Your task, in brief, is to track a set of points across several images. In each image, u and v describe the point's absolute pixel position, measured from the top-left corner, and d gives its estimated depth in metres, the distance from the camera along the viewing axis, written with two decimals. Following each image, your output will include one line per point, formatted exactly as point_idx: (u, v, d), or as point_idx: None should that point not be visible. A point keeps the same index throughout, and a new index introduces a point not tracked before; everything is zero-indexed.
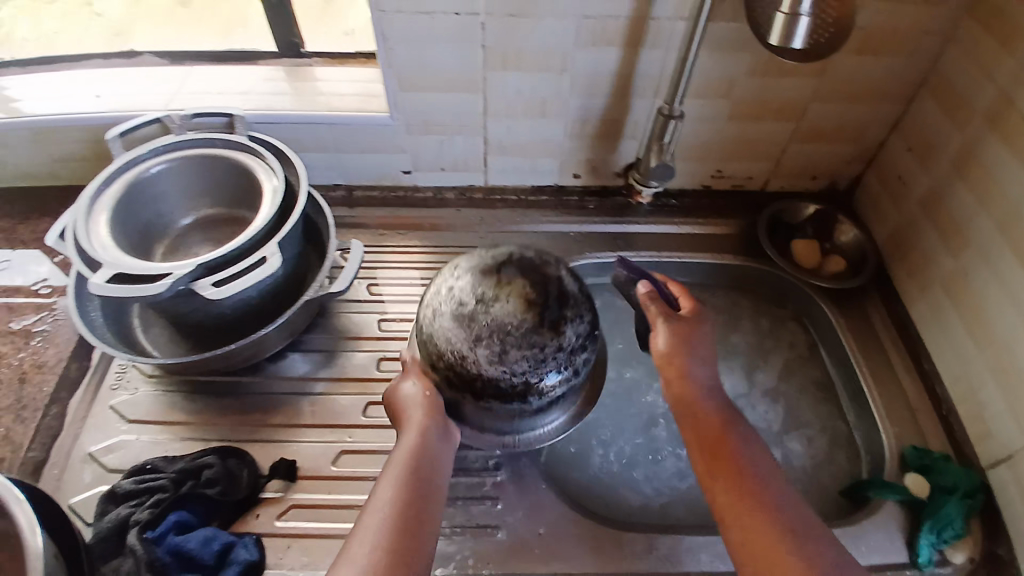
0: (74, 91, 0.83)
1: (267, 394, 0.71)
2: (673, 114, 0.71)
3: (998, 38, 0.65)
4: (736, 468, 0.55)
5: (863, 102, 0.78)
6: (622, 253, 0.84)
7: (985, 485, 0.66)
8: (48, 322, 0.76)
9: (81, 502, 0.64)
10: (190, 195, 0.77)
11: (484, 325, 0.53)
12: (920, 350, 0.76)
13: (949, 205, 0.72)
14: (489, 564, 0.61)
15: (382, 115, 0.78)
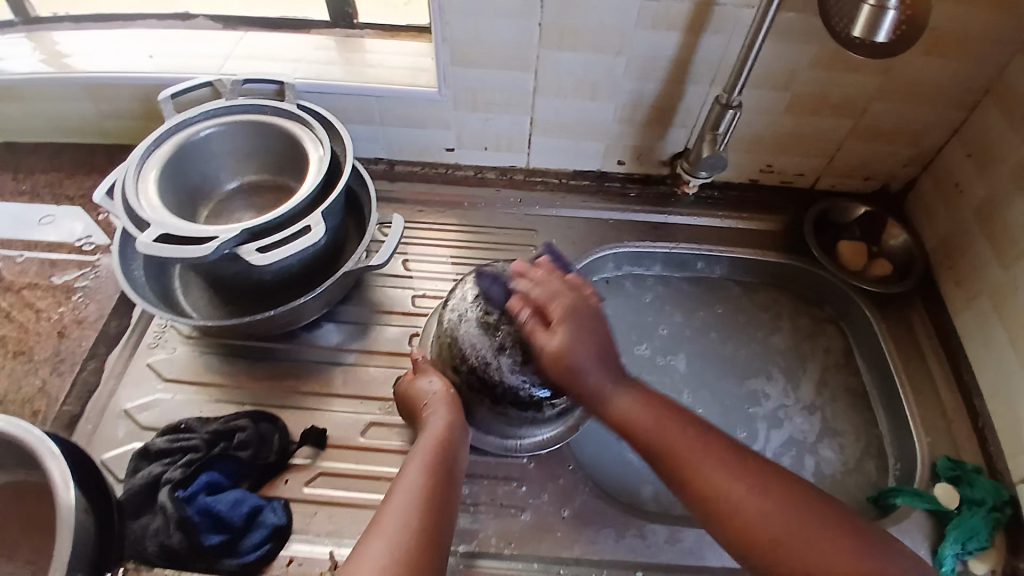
0: (127, 50, 0.84)
1: (300, 361, 0.72)
2: (731, 104, 0.69)
3: None
4: (735, 494, 0.46)
5: (925, 103, 0.74)
6: (662, 243, 0.83)
7: (1013, 499, 0.64)
8: (89, 278, 0.78)
9: (113, 457, 0.65)
10: (236, 160, 0.77)
11: (507, 334, 0.59)
12: (960, 361, 0.73)
13: (1006, 216, 0.69)
14: (510, 544, 0.61)
15: (429, 90, 0.77)
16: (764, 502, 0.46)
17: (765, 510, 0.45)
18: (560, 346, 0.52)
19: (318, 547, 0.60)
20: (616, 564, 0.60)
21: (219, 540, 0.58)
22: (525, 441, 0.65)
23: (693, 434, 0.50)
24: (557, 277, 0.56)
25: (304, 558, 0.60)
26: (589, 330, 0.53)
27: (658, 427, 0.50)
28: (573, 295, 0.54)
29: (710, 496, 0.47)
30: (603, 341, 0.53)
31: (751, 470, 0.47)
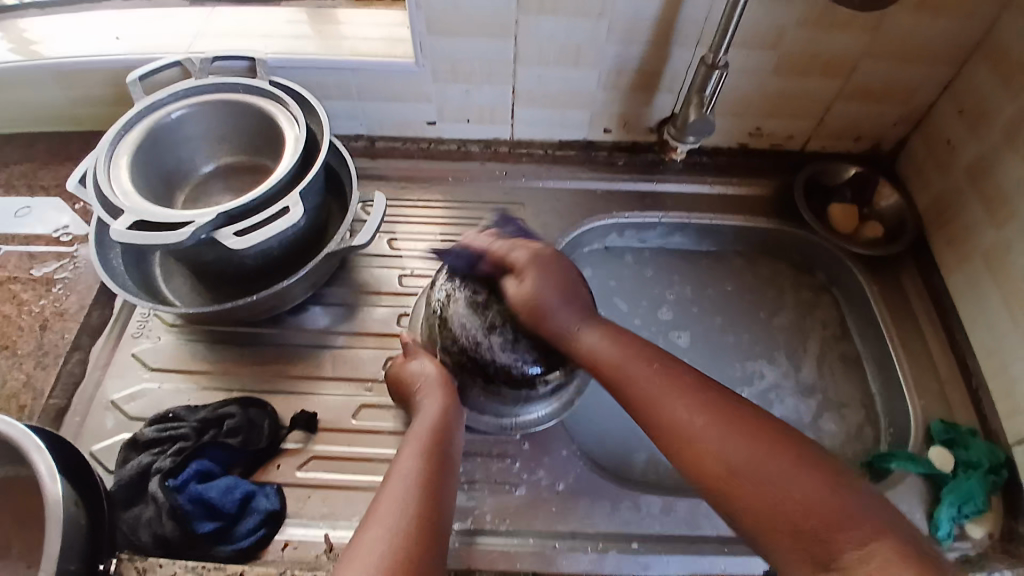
0: (93, 32, 0.81)
1: (288, 345, 0.71)
2: (717, 64, 0.67)
3: None
4: (692, 418, 0.48)
5: (916, 61, 0.73)
6: (651, 213, 0.82)
7: (1009, 462, 0.64)
8: (68, 269, 0.76)
9: (103, 449, 0.65)
10: (211, 141, 0.75)
11: (496, 313, 0.60)
12: (954, 322, 0.73)
13: (997, 175, 0.68)
14: (506, 520, 0.61)
15: (406, 61, 0.75)
16: (720, 428, 0.46)
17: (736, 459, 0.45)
18: (526, 286, 0.58)
19: (313, 531, 0.60)
20: (612, 536, 0.60)
21: (212, 527, 0.57)
22: (522, 420, 0.64)
23: (656, 364, 0.53)
24: (507, 237, 0.63)
25: (299, 542, 0.59)
26: (553, 273, 0.59)
27: (623, 358, 0.54)
28: (533, 250, 0.60)
29: (669, 425, 0.49)
30: (568, 281, 0.60)
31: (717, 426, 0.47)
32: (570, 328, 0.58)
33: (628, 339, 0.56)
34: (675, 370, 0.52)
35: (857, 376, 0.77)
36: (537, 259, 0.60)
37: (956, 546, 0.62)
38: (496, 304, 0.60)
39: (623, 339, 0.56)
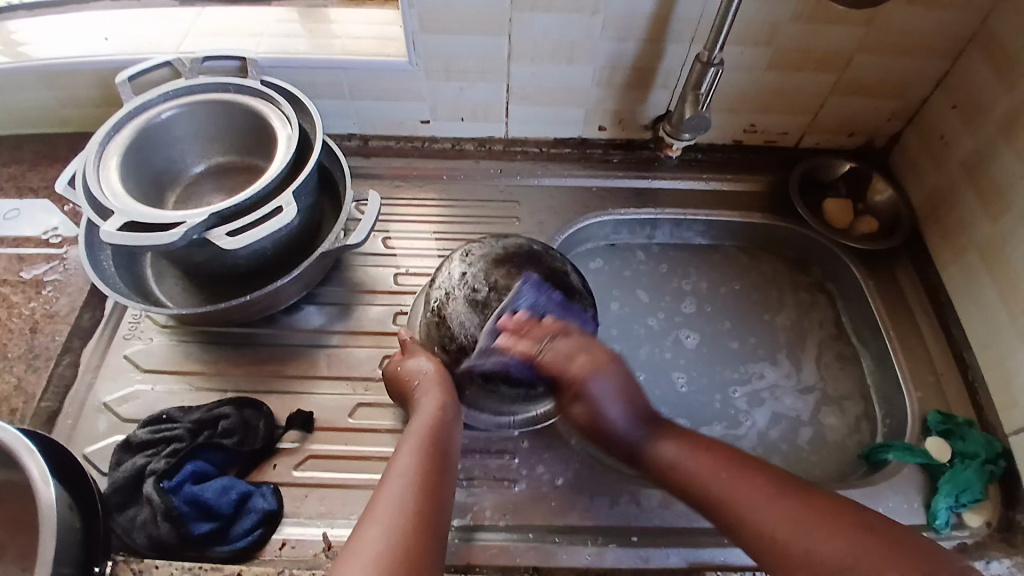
0: (82, 33, 0.81)
1: (283, 345, 0.70)
2: (713, 62, 0.68)
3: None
4: (783, 531, 0.48)
5: (911, 55, 0.73)
6: (645, 210, 0.82)
7: (1006, 452, 0.65)
8: (59, 271, 0.75)
9: (95, 451, 0.64)
10: (202, 141, 0.75)
11: (496, 312, 0.59)
12: (949, 315, 0.74)
13: (992, 168, 0.68)
14: (505, 516, 0.60)
15: (400, 59, 0.75)
16: (825, 534, 0.47)
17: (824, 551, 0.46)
18: (587, 417, 0.59)
19: (310, 529, 0.59)
20: (611, 531, 0.60)
21: (209, 529, 0.57)
22: (519, 417, 0.64)
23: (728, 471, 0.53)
24: (537, 325, 0.58)
25: (296, 540, 0.59)
26: (618, 379, 0.59)
27: (705, 474, 0.54)
28: (588, 355, 0.59)
29: (773, 538, 0.48)
30: (630, 389, 0.60)
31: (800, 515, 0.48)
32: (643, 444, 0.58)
33: (693, 447, 0.56)
34: (752, 475, 0.52)
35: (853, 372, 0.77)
36: (593, 376, 0.58)
37: (954, 535, 0.62)
38: (496, 304, 0.59)
39: (693, 443, 0.57)
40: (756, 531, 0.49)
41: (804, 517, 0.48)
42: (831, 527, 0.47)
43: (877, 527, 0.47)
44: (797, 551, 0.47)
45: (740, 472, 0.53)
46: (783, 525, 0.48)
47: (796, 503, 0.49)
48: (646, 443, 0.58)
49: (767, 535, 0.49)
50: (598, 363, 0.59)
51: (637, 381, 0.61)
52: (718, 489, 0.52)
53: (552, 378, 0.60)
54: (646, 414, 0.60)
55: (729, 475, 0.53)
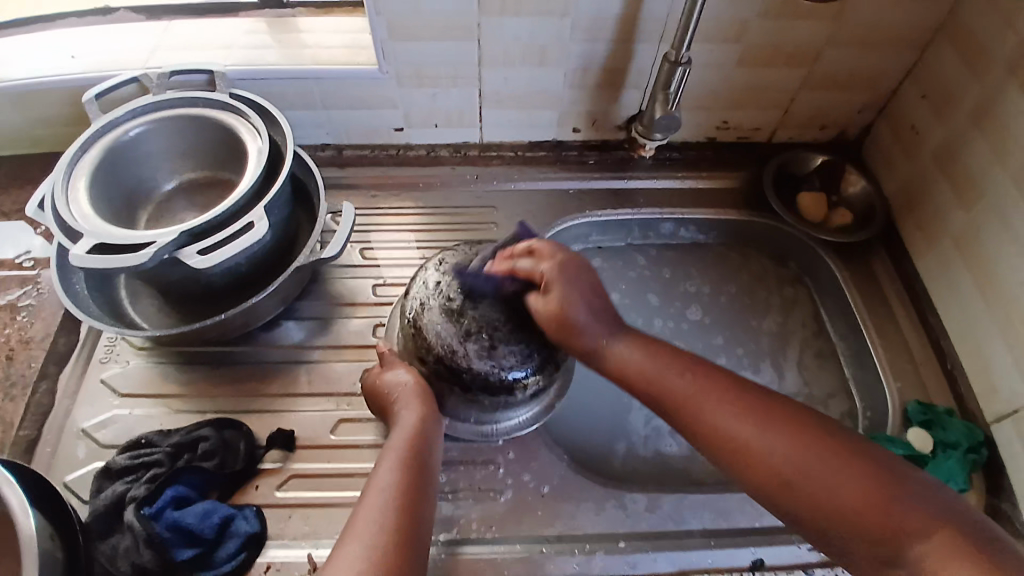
0: (46, 51, 0.79)
1: (263, 362, 0.70)
2: (680, 60, 0.67)
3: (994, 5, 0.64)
4: (739, 430, 0.48)
5: (880, 47, 0.73)
6: (623, 210, 0.81)
7: (989, 441, 0.65)
8: (32, 296, 0.74)
9: (75, 479, 0.63)
10: (173, 158, 0.74)
11: (472, 320, 0.57)
12: (924, 304, 0.74)
13: (963, 158, 0.69)
14: (492, 527, 0.60)
15: (370, 67, 0.74)
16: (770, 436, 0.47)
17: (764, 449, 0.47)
18: (546, 307, 0.56)
19: (295, 551, 0.59)
20: (598, 537, 0.60)
21: (192, 554, 0.56)
22: (501, 425, 0.64)
23: (692, 373, 0.53)
24: (522, 249, 0.60)
25: (281, 564, 0.58)
26: (574, 275, 0.58)
27: (667, 376, 0.53)
28: (557, 259, 0.58)
29: (718, 437, 0.49)
30: (588, 289, 0.58)
31: (749, 409, 0.49)
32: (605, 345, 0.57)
33: (655, 349, 0.56)
34: (712, 380, 0.52)
35: (833, 366, 0.77)
36: (553, 270, 0.58)
37: None
38: (472, 311, 0.58)
39: (654, 346, 0.56)
40: (713, 433, 0.50)
41: (763, 422, 0.48)
42: (789, 431, 0.47)
43: (835, 433, 0.47)
44: (755, 453, 0.47)
45: (700, 375, 0.53)
46: (743, 426, 0.49)
47: (750, 406, 0.49)
48: (605, 342, 0.57)
49: (725, 435, 0.49)
50: (558, 266, 0.58)
51: (602, 290, 0.59)
52: (681, 392, 0.52)
53: (531, 387, 0.60)
54: (608, 318, 0.58)
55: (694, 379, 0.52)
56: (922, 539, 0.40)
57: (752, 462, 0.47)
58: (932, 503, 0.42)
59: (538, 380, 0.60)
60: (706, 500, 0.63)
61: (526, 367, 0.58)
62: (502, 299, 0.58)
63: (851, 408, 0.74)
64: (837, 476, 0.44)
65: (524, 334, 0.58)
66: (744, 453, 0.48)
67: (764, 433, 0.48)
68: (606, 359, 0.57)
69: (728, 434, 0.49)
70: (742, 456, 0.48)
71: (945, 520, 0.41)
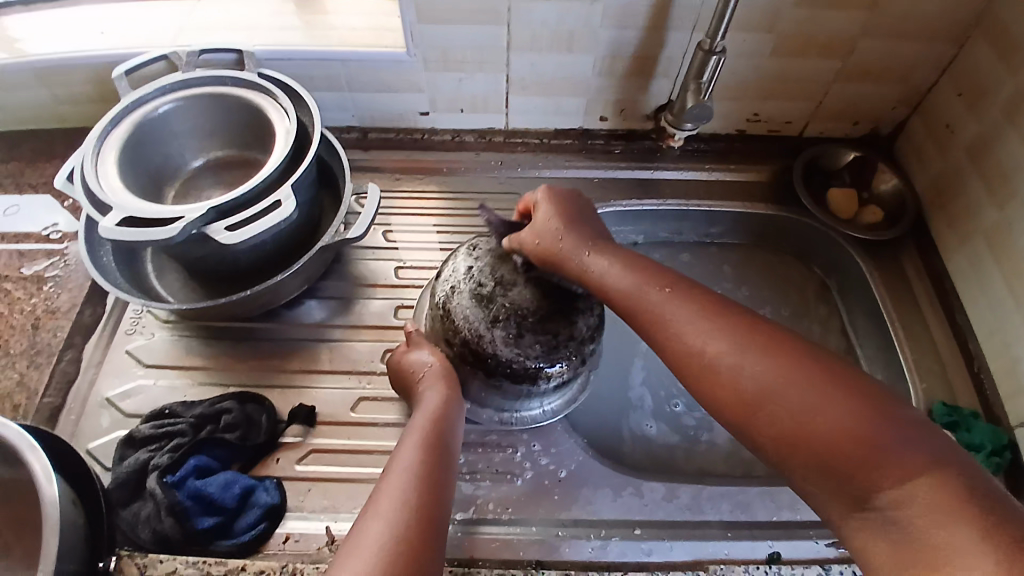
0: (78, 28, 0.80)
1: (284, 339, 0.70)
2: (714, 49, 0.67)
3: None
4: (713, 347, 0.46)
5: (914, 42, 0.72)
6: (647, 200, 0.81)
7: (1011, 444, 0.64)
8: (59, 267, 0.75)
9: (98, 447, 0.64)
10: (200, 135, 0.74)
11: (501, 306, 0.58)
12: (954, 304, 0.73)
13: (998, 154, 0.68)
14: (509, 509, 0.60)
15: (398, 50, 0.74)
16: (743, 355, 0.45)
17: (736, 366, 0.45)
18: (539, 227, 0.59)
19: (314, 524, 0.59)
20: (615, 523, 0.60)
21: (213, 523, 0.57)
22: (523, 414, 0.64)
23: (674, 294, 0.51)
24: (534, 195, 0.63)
25: (300, 535, 0.59)
26: (566, 199, 0.62)
27: (645, 294, 0.51)
28: (557, 194, 0.62)
29: (688, 355, 0.47)
30: (581, 213, 0.61)
31: (728, 325, 0.47)
32: (588, 264, 0.56)
33: (634, 267, 0.54)
34: (693, 301, 0.50)
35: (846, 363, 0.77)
36: (547, 202, 0.61)
37: None
38: (501, 298, 0.58)
39: (636, 266, 0.54)
40: (685, 351, 0.48)
41: (746, 341, 0.45)
42: (774, 354, 0.44)
43: (825, 357, 0.44)
44: (724, 370, 0.45)
45: (680, 292, 0.51)
46: (718, 346, 0.46)
47: (728, 323, 0.47)
48: (587, 255, 0.56)
49: (693, 351, 0.47)
50: (553, 203, 0.61)
51: (596, 219, 0.62)
52: (660, 313, 0.50)
53: (554, 378, 0.60)
54: (604, 240, 0.59)
55: (672, 298, 0.50)
56: (896, 479, 0.36)
57: (724, 384, 0.45)
58: (921, 441, 0.37)
59: (563, 372, 0.60)
60: (725, 491, 0.62)
61: (552, 358, 0.58)
62: (532, 289, 0.59)
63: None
64: (814, 402, 0.41)
65: (552, 325, 0.58)
66: (711, 367, 0.46)
67: (740, 351, 0.45)
68: (586, 268, 0.56)
69: (703, 352, 0.47)
70: (712, 378, 0.46)
71: (936, 459, 0.36)
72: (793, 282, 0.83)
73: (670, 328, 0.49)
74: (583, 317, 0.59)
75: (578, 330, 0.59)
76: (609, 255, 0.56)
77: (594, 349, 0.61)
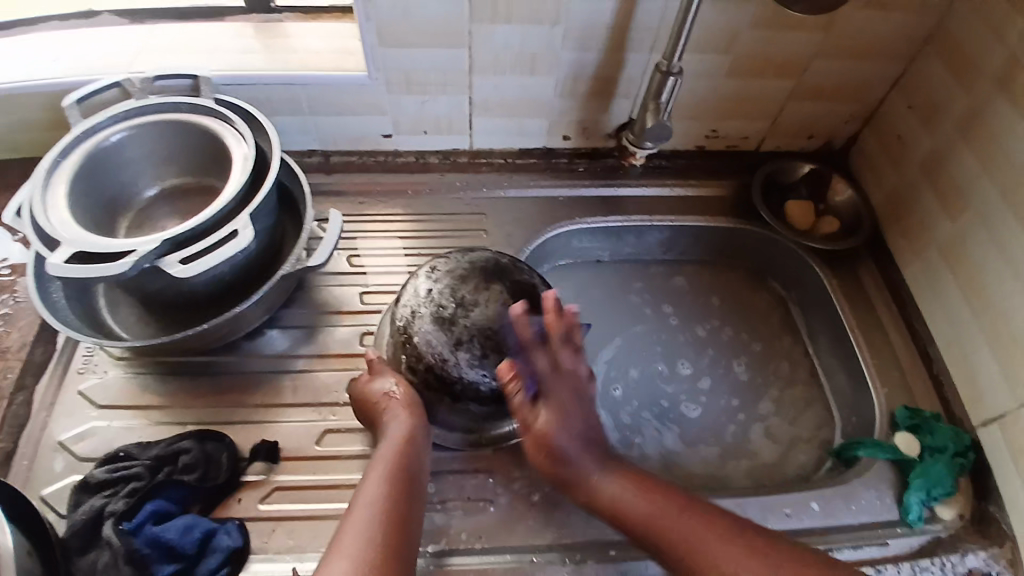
0: (26, 53, 0.77)
1: (245, 372, 0.68)
2: (671, 70, 0.67)
3: (984, 21, 0.65)
4: (659, 516, 0.53)
5: (865, 59, 0.74)
6: (611, 218, 0.81)
7: (975, 445, 0.65)
8: (9, 304, 0.72)
9: (53, 493, 0.61)
10: (155, 163, 0.72)
11: (464, 327, 0.57)
12: (912, 312, 0.74)
13: (951, 167, 0.69)
14: (481, 538, 0.59)
15: (358, 73, 0.73)
16: (687, 531, 0.52)
17: (684, 542, 0.51)
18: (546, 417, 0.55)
19: (279, 565, 0.57)
20: (590, 545, 0.59)
21: (172, 570, 0.54)
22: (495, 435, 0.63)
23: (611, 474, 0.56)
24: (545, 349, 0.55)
25: None
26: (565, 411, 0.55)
27: (636, 505, 0.54)
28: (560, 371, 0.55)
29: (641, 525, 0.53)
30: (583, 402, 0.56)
31: (660, 500, 0.54)
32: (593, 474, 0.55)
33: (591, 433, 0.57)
34: (621, 473, 0.56)
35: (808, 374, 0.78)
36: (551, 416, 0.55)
37: (927, 529, 0.62)
38: (464, 319, 0.57)
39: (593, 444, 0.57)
40: (632, 521, 0.54)
41: (685, 522, 0.52)
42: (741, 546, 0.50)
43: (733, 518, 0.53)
44: (675, 544, 0.52)
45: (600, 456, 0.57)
46: (672, 533, 0.52)
47: (663, 505, 0.54)
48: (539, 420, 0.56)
49: (646, 526, 0.53)
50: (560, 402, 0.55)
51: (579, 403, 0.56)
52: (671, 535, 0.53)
53: None
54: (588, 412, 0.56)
55: (649, 497, 0.54)
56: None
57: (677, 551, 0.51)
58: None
59: None
60: None
61: None
62: (494, 308, 0.57)
63: (826, 419, 0.75)
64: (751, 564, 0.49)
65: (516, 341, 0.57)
66: (668, 541, 0.52)
67: (683, 534, 0.52)
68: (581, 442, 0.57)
69: (653, 530, 0.53)
70: (667, 542, 0.52)
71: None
72: (755, 294, 0.84)
73: (623, 507, 0.54)
74: None
75: None
76: (610, 472, 0.56)
77: None
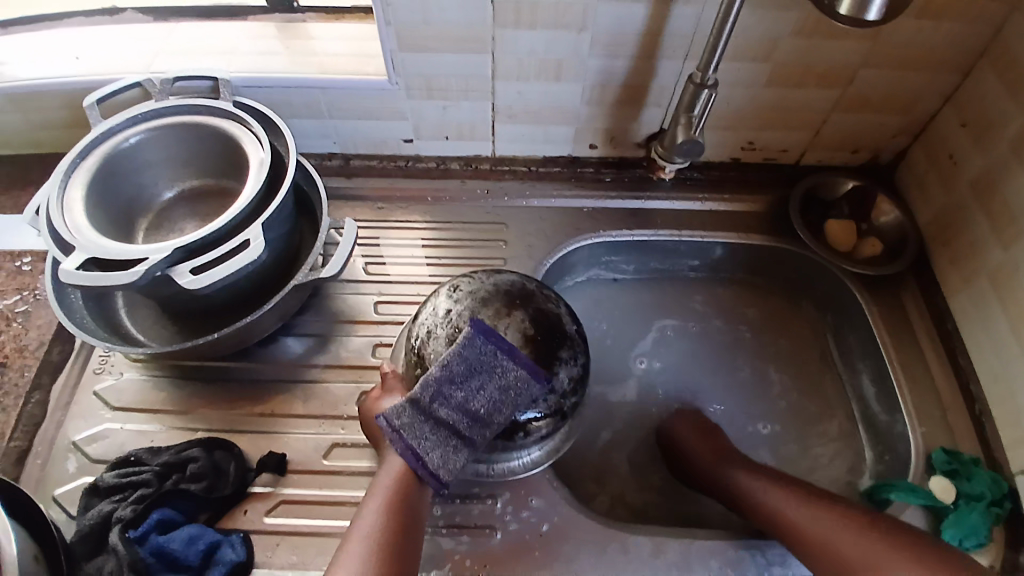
0: (53, 51, 0.77)
1: (257, 380, 0.68)
2: (706, 82, 0.64)
3: None
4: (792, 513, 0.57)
5: (915, 70, 0.69)
6: (636, 232, 0.78)
7: (1013, 494, 0.61)
8: (29, 301, 0.72)
9: (65, 494, 0.61)
10: (173, 165, 0.72)
11: (465, 367, 0.52)
12: (956, 344, 0.70)
13: (1005, 189, 0.64)
14: (486, 566, 0.57)
15: (379, 78, 0.71)
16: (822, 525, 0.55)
17: (821, 529, 0.55)
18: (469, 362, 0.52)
19: None
20: None
21: None
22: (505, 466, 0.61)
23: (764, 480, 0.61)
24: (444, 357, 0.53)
25: None
26: (490, 363, 0.52)
27: (775, 501, 0.59)
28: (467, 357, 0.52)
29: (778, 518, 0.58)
30: (499, 351, 0.52)
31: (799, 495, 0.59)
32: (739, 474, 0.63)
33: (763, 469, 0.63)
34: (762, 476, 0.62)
35: (836, 401, 0.75)
36: (478, 365, 0.52)
37: None
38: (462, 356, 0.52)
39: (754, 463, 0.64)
40: (779, 517, 0.58)
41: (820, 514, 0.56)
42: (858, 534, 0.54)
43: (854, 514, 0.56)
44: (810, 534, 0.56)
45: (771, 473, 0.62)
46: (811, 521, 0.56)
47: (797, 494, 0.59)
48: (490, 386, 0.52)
49: (790, 521, 0.57)
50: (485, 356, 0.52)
51: (507, 351, 0.53)
52: (751, 482, 0.61)
53: (536, 432, 0.57)
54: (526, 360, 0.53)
55: (785, 492, 0.59)
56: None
57: (819, 546, 0.55)
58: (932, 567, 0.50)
59: (542, 426, 0.57)
60: (715, 547, 0.59)
61: (525, 409, 0.55)
62: (515, 334, 0.55)
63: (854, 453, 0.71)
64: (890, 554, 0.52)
65: (525, 372, 0.53)
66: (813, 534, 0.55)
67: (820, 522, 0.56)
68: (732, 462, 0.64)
69: (793, 521, 0.57)
70: (804, 532, 0.56)
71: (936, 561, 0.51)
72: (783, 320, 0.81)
73: (771, 499, 0.59)
74: (564, 366, 0.56)
75: (558, 381, 0.55)
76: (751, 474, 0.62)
77: (575, 403, 0.58)
